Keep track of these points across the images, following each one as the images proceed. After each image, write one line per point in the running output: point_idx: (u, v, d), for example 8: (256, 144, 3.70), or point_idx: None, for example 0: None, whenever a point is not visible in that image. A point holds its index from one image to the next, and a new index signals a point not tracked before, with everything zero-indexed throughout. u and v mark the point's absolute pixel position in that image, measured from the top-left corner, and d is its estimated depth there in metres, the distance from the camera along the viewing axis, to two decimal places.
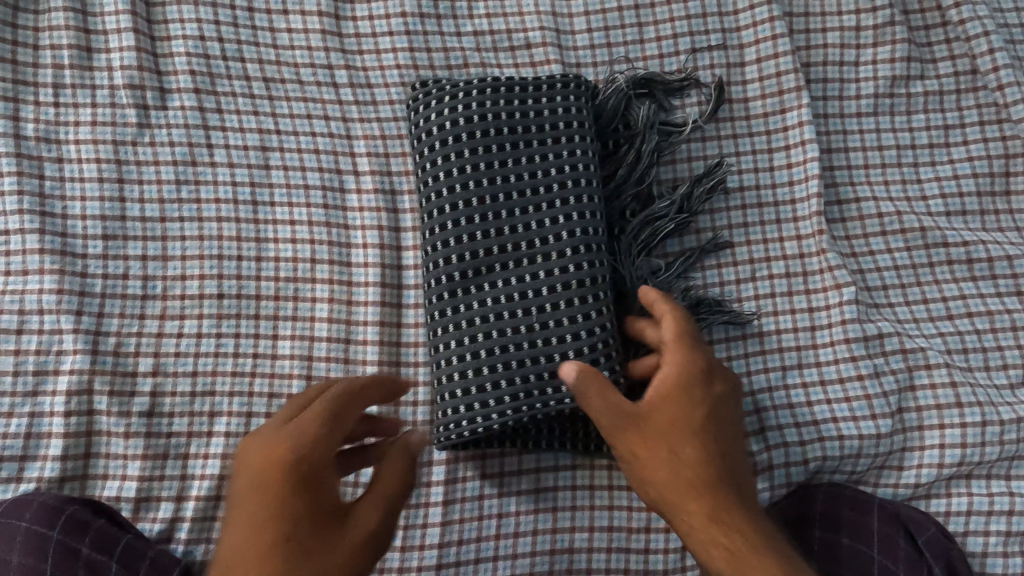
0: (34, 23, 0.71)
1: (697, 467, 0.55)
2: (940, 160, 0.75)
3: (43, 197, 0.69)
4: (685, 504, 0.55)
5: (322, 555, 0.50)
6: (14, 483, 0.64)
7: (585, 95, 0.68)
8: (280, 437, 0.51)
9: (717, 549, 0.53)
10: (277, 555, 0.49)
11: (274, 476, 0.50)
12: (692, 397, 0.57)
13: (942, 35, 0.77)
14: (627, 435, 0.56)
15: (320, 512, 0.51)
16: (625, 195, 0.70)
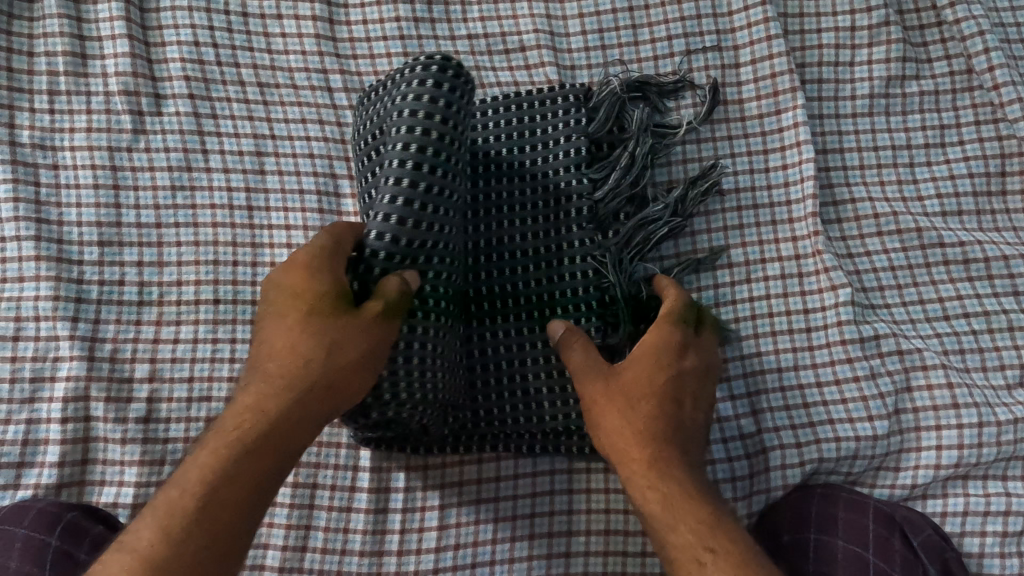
0: (29, 30, 0.72)
1: (630, 416, 0.56)
2: (937, 160, 0.75)
3: (39, 204, 0.69)
4: (630, 468, 0.54)
5: (325, 338, 0.50)
6: (11, 490, 0.64)
7: (459, 76, 0.57)
8: (303, 252, 0.53)
9: (664, 523, 0.52)
10: (289, 349, 0.51)
11: (295, 285, 0.52)
12: (657, 361, 0.58)
13: (937, 34, 0.77)
14: (586, 391, 0.57)
15: (325, 303, 0.51)
16: (608, 200, 0.67)
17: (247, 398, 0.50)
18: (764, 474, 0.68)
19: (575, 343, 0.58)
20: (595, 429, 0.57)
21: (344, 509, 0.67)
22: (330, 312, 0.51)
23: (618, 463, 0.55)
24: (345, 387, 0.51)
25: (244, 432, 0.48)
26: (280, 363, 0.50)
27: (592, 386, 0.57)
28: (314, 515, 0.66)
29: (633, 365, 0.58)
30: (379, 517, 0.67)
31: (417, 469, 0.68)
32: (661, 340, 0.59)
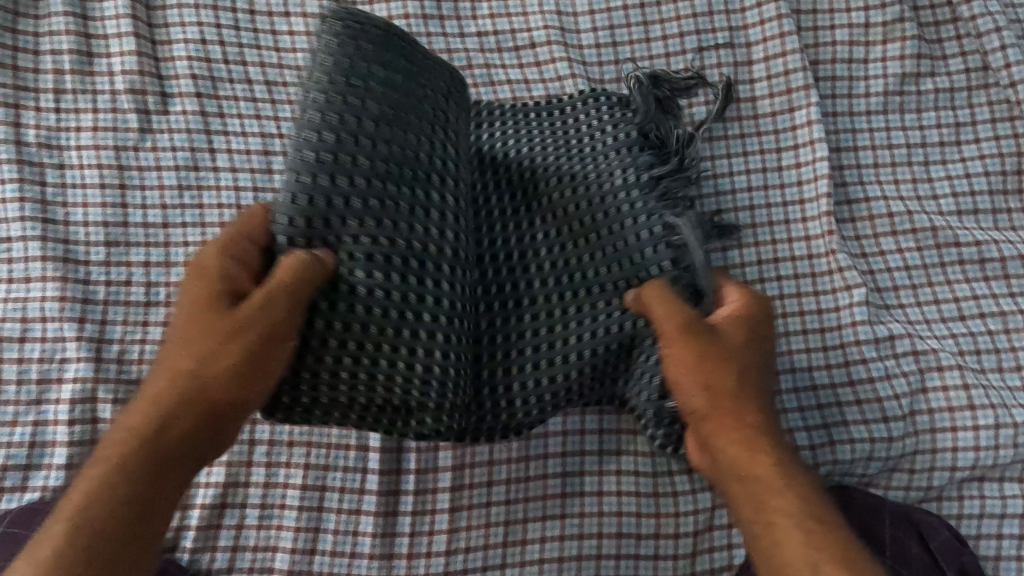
0: (34, 28, 0.71)
1: (740, 386, 0.52)
2: (951, 158, 0.74)
3: (45, 204, 0.68)
4: (731, 436, 0.51)
5: (203, 348, 0.47)
6: (18, 493, 0.63)
7: (370, 34, 0.48)
8: (206, 256, 0.50)
9: (772, 499, 0.49)
10: (184, 360, 0.48)
11: (196, 289, 0.49)
12: (755, 326, 0.54)
13: (952, 31, 0.76)
14: (682, 347, 0.51)
15: (209, 309, 0.47)
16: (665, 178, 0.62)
17: (143, 409, 0.48)
18: None
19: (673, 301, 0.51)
20: (685, 390, 0.52)
21: (353, 512, 0.66)
22: (213, 316, 0.47)
23: (718, 424, 0.52)
24: (222, 402, 0.47)
25: (124, 446, 0.46)
26: (174, 373, 0.48)
27: (696, 343, 0.51)
28: (323, 517, 0.66)
29: (729, 327, 0.53)
30: (388, 520, 0.66)
31: (427, 471, 0.67)
32: (757, 307, 0.55)
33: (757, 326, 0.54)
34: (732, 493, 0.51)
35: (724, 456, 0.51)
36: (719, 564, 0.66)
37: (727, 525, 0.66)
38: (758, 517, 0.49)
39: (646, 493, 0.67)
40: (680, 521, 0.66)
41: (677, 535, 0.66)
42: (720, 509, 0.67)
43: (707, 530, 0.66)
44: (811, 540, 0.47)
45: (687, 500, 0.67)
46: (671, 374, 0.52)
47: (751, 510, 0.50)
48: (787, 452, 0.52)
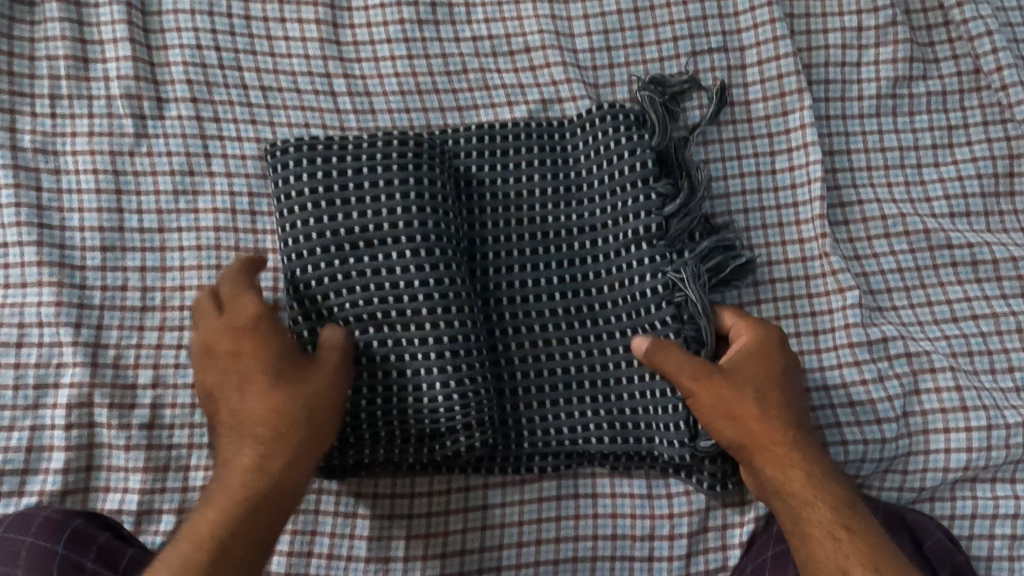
0: (29, 33, 0.71)
1: (761, 408, 0.59)
2: (944, 161, 0.75)
3: (41, 210, 0.68)
4: (766, 457, 0.58)
5: (280, 393, 0.55)
6: (16, 498, 0.64)
7: (331, 146, 0.62)
8: (242, 311, 0.58)
9: (808, 511, 0.56)
10: (261, 416, 0.55)
11: (245, 347, 0.57)
12: (768, 359, 0.61)
13: (945, 34, 0.77)
14: (705, 386, 0.59)
15: (278, 360, 0.56)
16: (679, 217, 0.67)
17: (239, 457, 0.55)
18: None
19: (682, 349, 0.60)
20: (717, 422, 0.59)
21: (350, 515, 0.66)
22: (280, 364, 0.56)
23: (752, 451, 0.59)
24: (313, 432, 0.55)
25: (238, 483, 0.53)
26: (258, 422, 0.55)
27: (713, 378, 0.59)
28: (320, 520, 0.66)
29: (745, 363, 0.61)
30: (384, 523, 0.66)
31: (422, 475, 0.67)
32: (769, 339, 0.62)
33: (760, 350, 0.61)
34: (781, 509, 0.58)
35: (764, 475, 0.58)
36: (712, 565, 0.67)
37: (720, 527, 0.67)
38: (800, 528, 0.56)
39: (640, 494, 0.67)
40: (674, 522, 0.67)
41: (671, 536, 0.67)
42: (713, 510, 0.67)
43: (701, 531, 0.67)
44: (842, 546, 0.54)
45: (681, 501, 0.67)
46: (701, 412, 0.59)
47: (792, 523, 0.57)
48: (823, 463, 0.58)
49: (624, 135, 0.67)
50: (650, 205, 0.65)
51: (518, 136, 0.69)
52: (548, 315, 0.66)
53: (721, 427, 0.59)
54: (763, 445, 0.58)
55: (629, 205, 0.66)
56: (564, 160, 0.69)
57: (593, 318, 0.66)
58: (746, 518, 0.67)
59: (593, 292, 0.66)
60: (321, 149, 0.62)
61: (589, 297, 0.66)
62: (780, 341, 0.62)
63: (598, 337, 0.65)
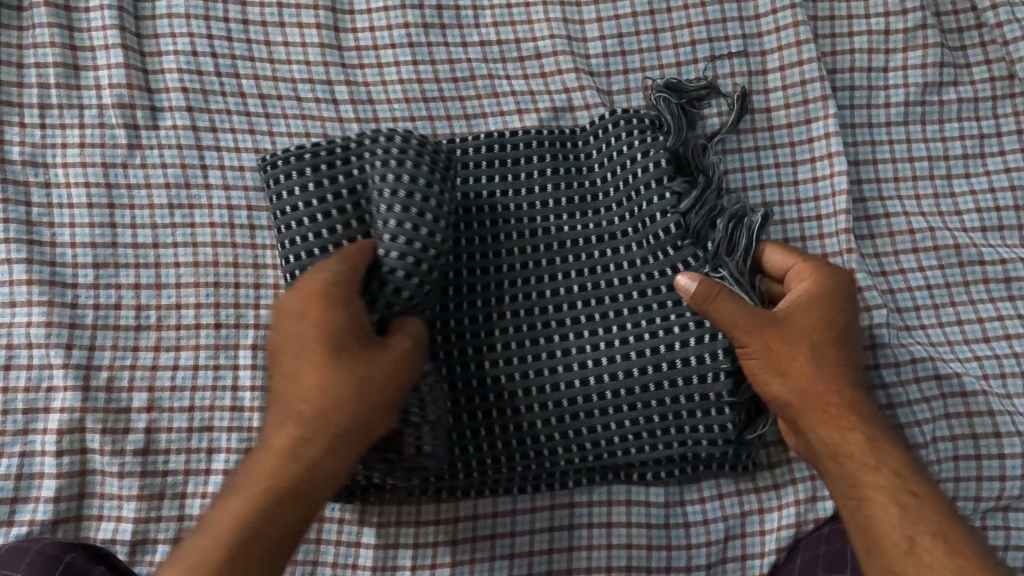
0: (18, 39, 0.68)
1: (815, 364, 0.54)
2: (976, 171, 0.71)
3: (31, 225, 0.65)
4: (819, 418, 0.54)
5: (342, 371, 0.50)
6: (5, 527, 0.61)
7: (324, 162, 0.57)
8: (313, 279, 0.52)
9: (867, 477, 0.51)
10: (312, 394, 0.50)
11: (309, 317, 0.51)
12: (832, 309, 0.56)
13: (976, 38, 0.73)
14: (756, 340, 0.54)
15: (342, 337, 0.51)
16: (696, 210, 0.62)
17: (282, 436, 0.50)
18: (793, 507, 0.63)
19: (723, 301, 0.55)
20: (766, 379, 0.55)
21: (353, 544, 0.63)
22: (349, 346, 0.51)
23: (803, 409, 0.54)
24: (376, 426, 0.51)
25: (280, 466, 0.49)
26: (308, 399, 0.50)
27: (764, 333, 0.54)
28: (321, 550, 0.63)
29: (803, 313, 0.55)
30: (388, 552, 0.63)
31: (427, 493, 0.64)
32: (833, 285, 0.57)
33: (821, 303, 0.56)
34: (831, 473, 0.53)
35: (816, 438, 0.54)
36: None
37: (739, 558, 0.63)
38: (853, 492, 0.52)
39: (657, 524, 0.63)
40: (692, 554, 0.63)
41: (689, 568, 0.63)
42: (732, 540, 0.63)
43: (720, 562, 0.63)
44: (905, 515, 0.49)
45: (699, 531, 0.63)
46: (751, 366, 0.55)
47: (847, 486, 0.52)
48: (882, 427, 0.54)
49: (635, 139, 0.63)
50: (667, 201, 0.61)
51: (524, 151, 0.65)
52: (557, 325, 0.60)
53: (772, 383, 0.55)
54: (815, 404, 0.54)
55: (648, 205, 0.62)
56: (573, 171, 0.65)
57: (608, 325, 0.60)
58: (767, 549, 0.63)
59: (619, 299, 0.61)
60: (309, 157, 0.58)
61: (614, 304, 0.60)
62: (844, 290, 0.57)
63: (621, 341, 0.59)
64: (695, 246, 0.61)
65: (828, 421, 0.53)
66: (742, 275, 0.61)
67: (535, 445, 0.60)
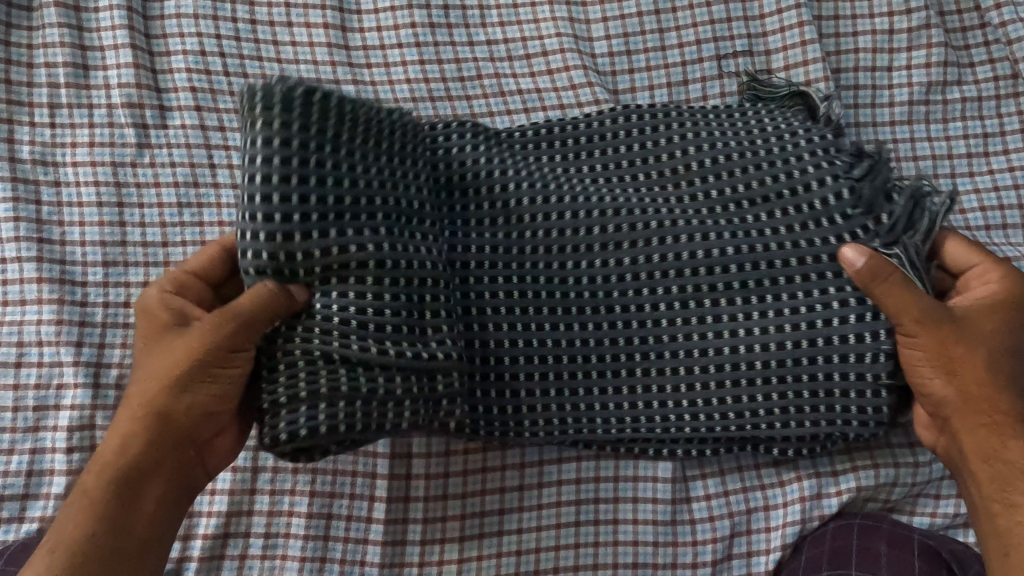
0: (27, 39, 0.69)
1: (988, 370, 0.51)
2: (980, 170, 0.71)
3: (41, 223, 0.66)
4: (979, 421, 0.51)
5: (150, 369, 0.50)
6: (15, 524, 0.61)
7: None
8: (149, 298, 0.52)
9: (1016, 483, 0.50)
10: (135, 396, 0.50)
11: (144, 324, 0.52)
12: (1018, 314, 0.52)
13: (979, 37, 0.73)
14: (926, 333, 0.51)
15: (157, 335, 0.51)
16: (872, 179, 0.58)
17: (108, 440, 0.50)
18: (797, 504, 0.63)
19: (898, 285, 0.51)
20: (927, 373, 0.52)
21: (361, 541, 0.63)
22: (163, 343, 0.51)
23: (962, 411, 0.52)
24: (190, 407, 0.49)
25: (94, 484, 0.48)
26: (131, 403, 0.50)
27: (940, 328, 0.51)
28: (329, 547, 0.63)
29: (987, 315, 0.52)
30: (396, 549, 0.63)
31: (436, 477, 0.65)
32: (1022, 292, 0.52)
33: (997, 309, 0.52)
34: (982, 478, 0.51)
35: (966, 440, 0.52)
36: None
37: (745, 554, 0.64)
38: (1003, 501, 0.50)
39: (663, 521, 0.64)
40: (697, 551, 0.63)
41: (695, 565, 0.63)
42: (738, 537, 0.64)
43: (725, 559, 0.63)
44: None
45: (705, 528, 0.64)
46: (906, 352, 0.53)
47: (997, 492, 0.51)
48: None
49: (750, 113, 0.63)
50: (822, 174, 0.57)
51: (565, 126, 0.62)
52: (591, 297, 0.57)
53: (926, 375, 0.52)
54: (980, 408, 0.51)
55: (744, 179, 0.58)
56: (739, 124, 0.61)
57: (651, 299, 0.57)
58: (772, 546, 0.63)
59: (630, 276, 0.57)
60: None
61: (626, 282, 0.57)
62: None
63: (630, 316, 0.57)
64: (867, 218, 0.57)
65: (988, 426, 0.51)
66: (918, 257, 0.55)
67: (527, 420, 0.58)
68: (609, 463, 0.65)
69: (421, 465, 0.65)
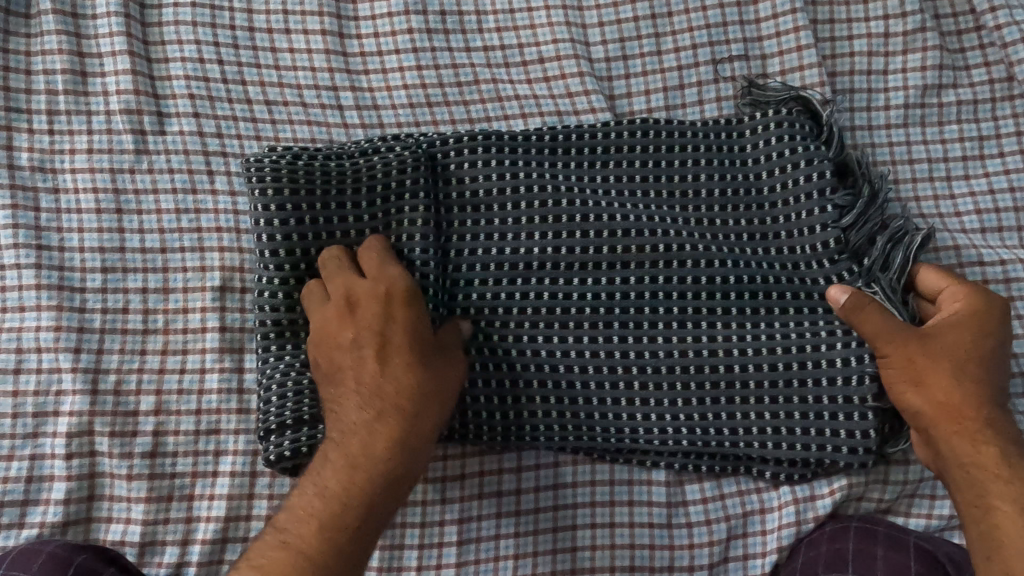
0: (26, 47, 0.69)
1: (957, 379, 0.55)
2: (975, 173, 0.71)
3: (39, 230, 0.66)
4: (953, 429, 0.54)
5: (411, 364, 0.54)
6: (16, 529, 0.62)
7: (433, 141, 0.64)
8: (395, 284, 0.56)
9: (994, 485, 0.52)
10: (397, 389, 0.54)
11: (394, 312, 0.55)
12: (983, 329, 0.56)
13: (975, 40, 0.74)
14: (898, 350, 0.56)
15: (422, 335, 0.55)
16: (857, 227, 0.63)
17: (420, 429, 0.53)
18: (791, 506, 0.63)
19: (862, 306, 0.58)
20: (902, 387, 0.56)
21: None
22: (410, 353, 0.55)
23: (938, 422, 0.55)
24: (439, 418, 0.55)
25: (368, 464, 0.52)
26: (389, 393, 0.54)
27: (905, 342, 0.56)
28: None
29: (952, 330, 0.56)
30: (393, 553, 0.64)
31: (434, 480, 0.65)
32: (989, 310, 0.57)
33: (967, 322, 0.56)
34: (960, 487, 0.54)
35: (946, 450, 0.55)
36: None
37: (741, 557, 0.64)
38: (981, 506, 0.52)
39: (659, 524, 0.64)
40: (694, 554, 0.64)
41: (691, 568, 0.64)
42: (734, 540, 0.64)
43: (721, 562, 0.64)
44: None
45: (701, 531, 0.64)
46: (888, 374, 0.57)
47: (974, 496, 0.53)
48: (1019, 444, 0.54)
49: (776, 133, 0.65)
50: (819, 205, 0.63)
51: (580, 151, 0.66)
52: (596, 314, 0.61)
53: (906, 392, 0.56)
54: (955, 418, 0.54)
55: (737, 215, 0.65)
56: (741, 155, 0.65)
57: (652, 317, 0.62)
58: (768, 548, 0.64)
59: (632, 284, 0.62)
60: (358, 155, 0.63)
61: (628, 290, 0.62)
62: (1000, 319, 0.57)
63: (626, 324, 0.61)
64: (851, 260, 0.63)
65: (964, 435, 0.54)
66: (894, 291, 0.62)
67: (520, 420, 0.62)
68: (606, 467, 0.65)
69: None
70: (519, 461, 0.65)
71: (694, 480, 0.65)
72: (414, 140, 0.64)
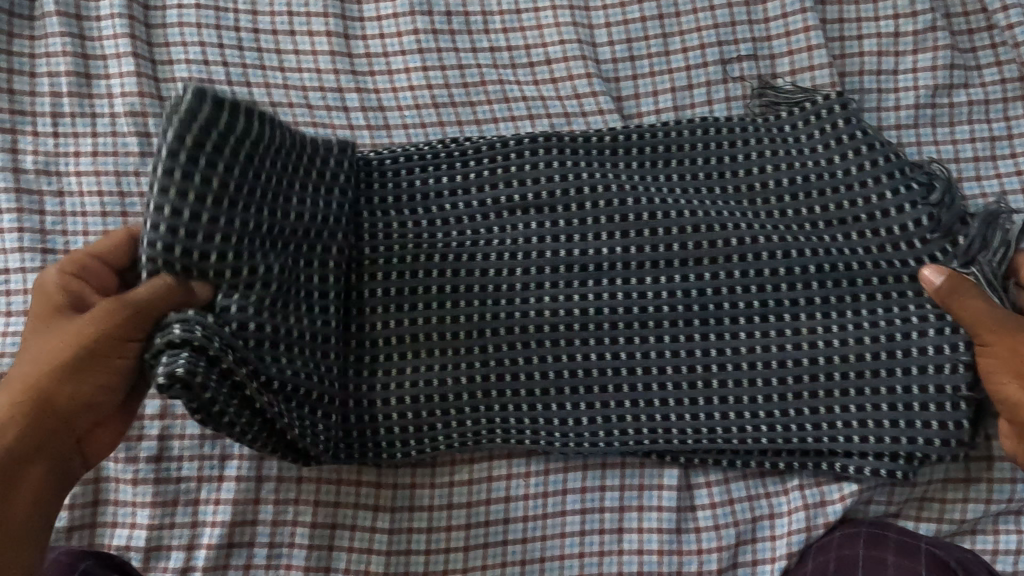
0: (30, 49, 0.69)
1: None
2: (987, 173, 0.70)
3: (45, 233, 0.66)
4: None
5: (40, 350, 0.50)
6: None
7: (459, 149, 0.64)
8: (47, 281, 0.53)
9: None
10: (14, 380, 0.50)
11: (42, 315, 0.52)
12: None
13: (987, 39, 0.73)
14: (1001, 340, 0.55)
15: (48, 320, 0.51)
16: (944, 208, 0.61)
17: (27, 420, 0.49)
18: (802, 512, 0.63)
19: (964, 288, 0.56)
20: (1003, 377, 0.55)
21: (364, 551, 0.63)
22: (41, 344, 0.51)
23: None
24: (66, 398, 0.50)
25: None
26: (2, 389, 0.50)
27: (1011, 331, 0.54)
28: (333, 556, 0.63)
29: None
30: (400, 558, 0.63)
31: (442, 485, 0.64)
32: None
33: None
34: None
35: None
36: None
37: (750, 563, 0.63)
38: None
39: (668, 528, 0.64)
40: (702, 559, 0.63)
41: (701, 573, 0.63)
42: (743, 545, 0.64)
43: (731, 567, 0.63)
44: None
45: (710, 536, 0.64)
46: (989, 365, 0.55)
47: None
48: None
49: (816, 127, 0.63)
50: (883, 190, 0.61)
51: (610, 151, 0.65)
52: (613, 318, 0.61)
53: (1008, 383, 0.54)
54: None
55: (767, 208, 0.63)
56: (785, 150, 0.63)
57: (671, 316, 0.60)
58: (778, 554, 0.63)
59: (648, 286, 0.61)
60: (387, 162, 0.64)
61: (644, 292, 0.61)
62: None
63: (643, 324, 0.61)
64: (943, 241, 0.60)
65: None
66: (995, 275, 0.59)
67: (529, 424, 0.61)
68: (615, 472, 0.64)
69: (424, 473, 0.64)
70: (529, 468, 0.65)
71: (702, 484, 0.65)
72: (439, 144, 0.65)
